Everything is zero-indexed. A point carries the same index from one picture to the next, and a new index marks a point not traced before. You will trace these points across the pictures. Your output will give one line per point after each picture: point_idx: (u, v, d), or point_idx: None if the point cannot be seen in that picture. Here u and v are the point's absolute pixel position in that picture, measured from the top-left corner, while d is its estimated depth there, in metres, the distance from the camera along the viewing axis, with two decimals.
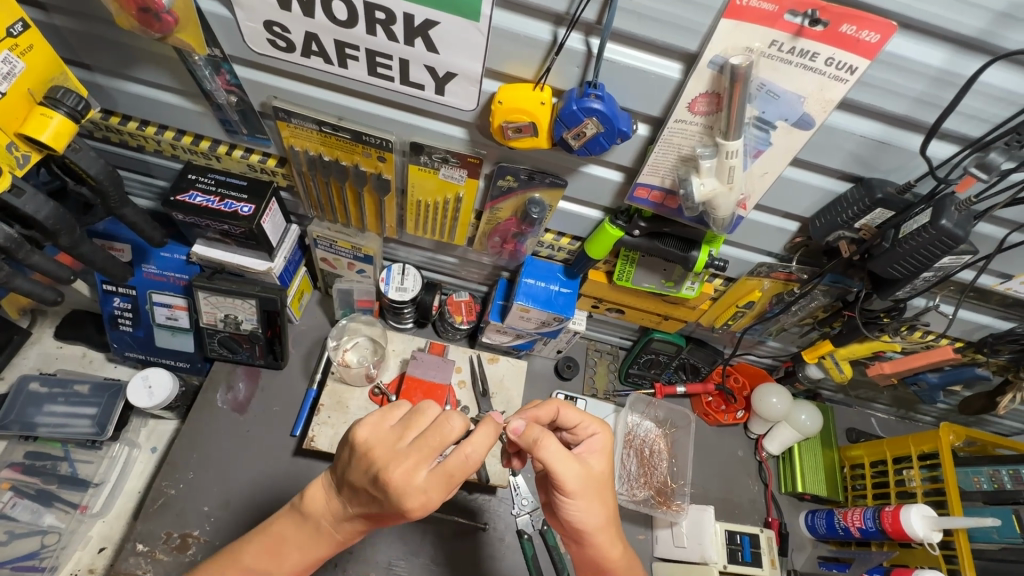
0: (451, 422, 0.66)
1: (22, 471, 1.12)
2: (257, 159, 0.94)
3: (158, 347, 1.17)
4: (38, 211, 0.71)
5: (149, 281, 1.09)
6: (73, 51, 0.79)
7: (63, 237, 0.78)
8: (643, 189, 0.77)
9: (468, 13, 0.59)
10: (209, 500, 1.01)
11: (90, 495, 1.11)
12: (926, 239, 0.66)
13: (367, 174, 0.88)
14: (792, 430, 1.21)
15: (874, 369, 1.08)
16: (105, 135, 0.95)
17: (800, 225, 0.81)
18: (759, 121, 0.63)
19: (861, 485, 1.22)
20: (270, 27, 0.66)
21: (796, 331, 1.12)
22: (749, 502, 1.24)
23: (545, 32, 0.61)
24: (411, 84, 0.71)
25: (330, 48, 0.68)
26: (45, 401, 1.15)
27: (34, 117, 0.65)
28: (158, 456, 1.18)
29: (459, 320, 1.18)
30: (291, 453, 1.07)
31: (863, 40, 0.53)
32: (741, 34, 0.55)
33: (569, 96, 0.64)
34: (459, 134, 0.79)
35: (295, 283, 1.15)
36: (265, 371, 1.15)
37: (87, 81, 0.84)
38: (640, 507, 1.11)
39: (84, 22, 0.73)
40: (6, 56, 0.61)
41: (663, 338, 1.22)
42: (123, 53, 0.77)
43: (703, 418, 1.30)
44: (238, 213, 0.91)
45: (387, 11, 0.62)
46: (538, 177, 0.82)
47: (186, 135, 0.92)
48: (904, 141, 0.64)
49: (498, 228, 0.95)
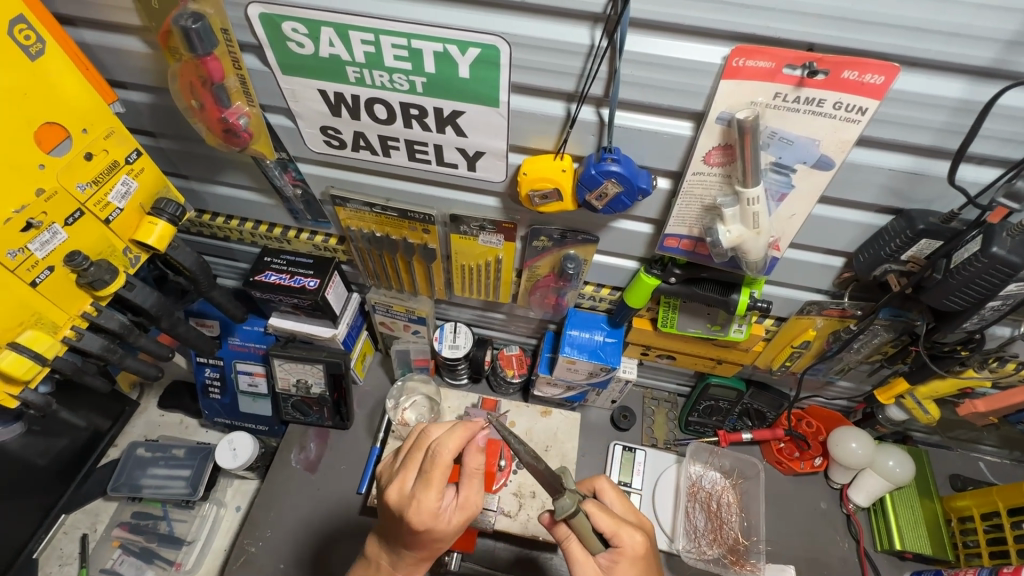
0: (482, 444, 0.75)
1: (129, 530, 1.25)
2: (320, 240, 1.05)
3: (241, 412, 1.29)
4: (145, 300, 0.84)
5: (234, 352, 1.22)
6: (174, 164, 0.95)
7: (164, 320, 0.91)
8: (672, 238, 0.79)
9: (488, 101, 0.67)
10: (284, 558, 1.07)
11: (184, 553, 1.21)
12: (978, 269, 0.62)
13: (415, 245, 0.97)
14: (880, 478, 1.10)
15: (965, 408, 0.98)
16: (198, 230, 1.11)
17: (846, 260, 0.78)
18: (777, 166, 0.64)
19: (974, 542, 1.07)
20: (325, 130, 0.78)
21: (866, 369, 1.05)
22: (840, 562, 1.12)
23: (558, 109, 0.67)
24: (445, 164, 0.79)
25: (374, 142, 0.78)
26: (149, 464, 1.29)
27: (143, 225, 0.80)
28: (241, 515, 1.27)
29: (510, 374, 1.21)
30: (358, 511, 1.12)
31: (868, 82, 0.54)
32: (742, 90, 0.58)
33: (587, 161, 0.68)
34: (493, 204, 0.86)
35: (358, 347, 1.24)
36: (333, 432, 1.23)
37: (184, 188, 1.00)
38: (711, 566, 1.05)
39: (183, 144, 0.89)
40: (124, 179, 0.75)
41: (720, 382, 1.17)
42: (212, 164, 0.92)
43: (776, 466, 1.21)
44: (306, 287, 1.02)
45: (419, 108, 0.70)
46: (570, 236, 0.86)
47: (262, 224, 1.06)
48: (937, 170, 0.62)
49: (538, 285, 0.99)
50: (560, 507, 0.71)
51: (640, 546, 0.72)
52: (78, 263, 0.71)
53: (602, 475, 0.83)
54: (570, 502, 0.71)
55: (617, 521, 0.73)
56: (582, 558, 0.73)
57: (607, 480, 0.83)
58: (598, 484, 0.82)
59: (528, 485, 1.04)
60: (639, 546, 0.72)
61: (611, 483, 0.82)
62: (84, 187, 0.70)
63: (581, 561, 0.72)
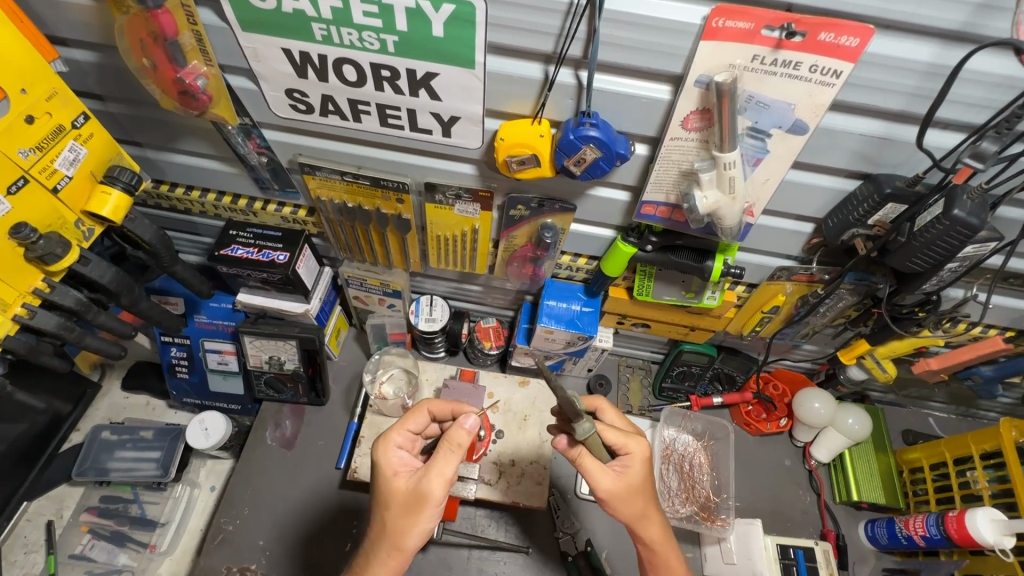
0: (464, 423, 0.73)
1: (98, 514, 1.21)
2: (289, 211, 1.02)
3: (212, 391, 1.26)
4: (102, 276, 0.80)
5: (201, 330, 1.18)
6: (126, 131, 0.89)
7: (123, 297, 0.87)
8: (648, 205, 0.79)
9: (463, 62, 0.65)
10: (263, 534, 1.06)
11: (158, 535, 1.19)
12: (941, 231, 0.65)
13: (388, 216, 0.94)
14: (841, 435, 1.16)
15: (919, 366, 1.03)
16: (156, 202, 1.05)
17: (815, 226, 0.81)
18: (753, 131, 0.65)
19: (922, 490, 1.15)
20: (291, 93, 0.74)
21: (830, 332, 1.09)
22: (802, 514, 1.19)
23: (535, 71, 0.65)
24: (419, 130, 0.76)
25: (344, 106, 0.75)
26: (115, 448, 1.25)
27: (96, 195, 0.75)
28: (216, 494, 1.25)
29: (488, 346, 1.21)
30: (337, 485, 1.12)
31: (844, 45, 0.54)
32: (721, 52, 0.57)
33: (565, 126, 0.67)
34: (469, 171, 0.84)
35: (332, 322, 1.21)
36: (309, 408, 1.21)
37: (139, 156, 0.94)
38: (684, 523, 1.09)
39: (134, 108, 0.83)
40: (71, 145, 0.70)
41: (693, 349, 1.21)
42: (168, 130, 0.86)
43: (744, 428, 1.26)
44: (275, 261, 0.98)
45: (391, 69, 0.68)
46: (548, 204, 0.85)
47: (226, 195, 1.01)
48: (906, 135, 0.64)
49: (515, 255, 0.99)
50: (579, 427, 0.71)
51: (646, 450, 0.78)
52: (25, 236, 0.67)
53: (602, 396, 0.89)
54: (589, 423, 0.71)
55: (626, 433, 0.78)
56: (598, 469, 0.74)
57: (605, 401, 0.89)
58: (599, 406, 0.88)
59: (507, 453, 1.06)
60: (647, 450, 0.78)
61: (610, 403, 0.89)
62: (26, 153, 0.65)
63: (596, 471, 0.74)
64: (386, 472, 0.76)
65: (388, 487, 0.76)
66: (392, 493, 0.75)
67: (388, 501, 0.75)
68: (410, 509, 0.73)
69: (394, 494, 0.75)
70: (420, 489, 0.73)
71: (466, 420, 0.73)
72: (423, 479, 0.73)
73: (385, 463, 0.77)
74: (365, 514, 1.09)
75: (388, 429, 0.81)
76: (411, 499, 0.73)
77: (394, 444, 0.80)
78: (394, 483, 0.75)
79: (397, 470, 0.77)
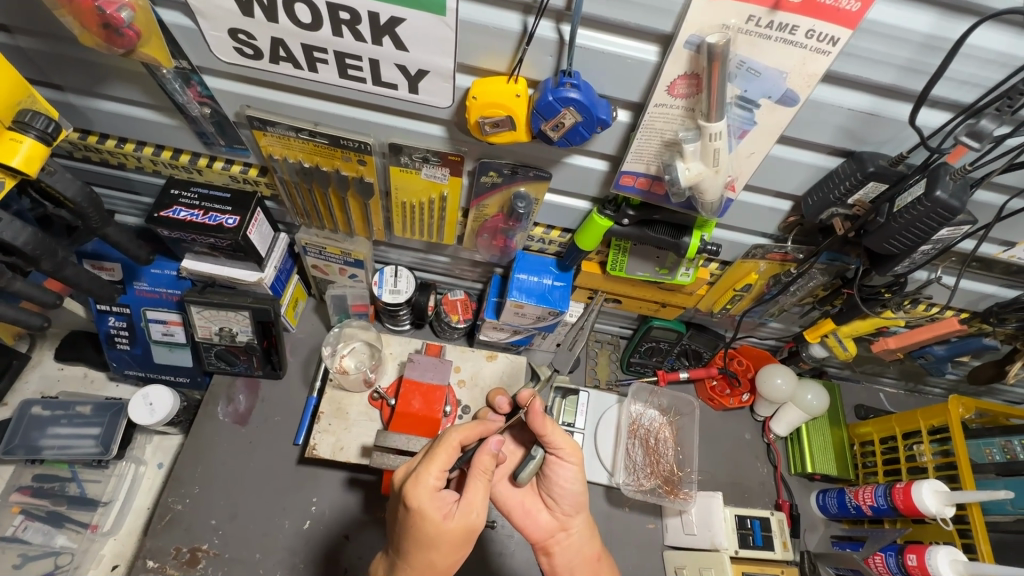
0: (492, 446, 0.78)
1: (31, 494, 1.13)
2: (238, 170, 0.92)
3: (156, 363, 1.17)
4: (16, 237, 0.71)
5: (142, 298, 1.08)
6: (42, 71, 0.77)
7: (45, 261, 0.77)
8: (628, 176, 0.75)
9: (433, 8, 0.58)
10: (216, 513, 1.01)
11: (100, 514, 1.12)
12: (921, 211, 0.64)
13: (349, 179, 0.87)
14: (799, 411, 1.19)
15: (878, 345, 1.05)
16: (84, 155, 0.94)
17: (793, 204, 0.79)
18: (742, 101, 0.61)
19: (872, 462, 1.19)
20: (235, 35, 0.65)
21: (797, 311, 1.10)
22: (759, 485, 1.22)
23: (514, 22, 0.59)
24: (383, 84, 0.69)
25: (297, 53, 0.66)
26: (49, 423, 1.15)
27: (3, 142, 0.65)
28: (165, 472, 1.18)
29: (455, 319, 1.16)
30: (295, 462, 1.07)
31: (843, 9, 0.50)
32: (715, 10, 0.53)
33: (544, 86, 0.62)
34: (439, 132, 0.77)
35: (288, 292, 1.14)
36: (264, 382, 1.14)
37: (60, 102, 0.83)
38: (647, 497, 1.10)
39: (49, 43, 0.72)
40: None
41: (662, 325, 1.20)
42: (92, 72, 0.75)
43: (708, 403, 1.28)
44: (223, 225, 0.90)
45: (350, 11, 0.60)
46: (522, 171, 0.80)
47: (165, 150, 0.91)
48: (893, 111, 0.62)
49: (485, 225, 0.94)
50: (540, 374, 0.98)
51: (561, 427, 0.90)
52: None
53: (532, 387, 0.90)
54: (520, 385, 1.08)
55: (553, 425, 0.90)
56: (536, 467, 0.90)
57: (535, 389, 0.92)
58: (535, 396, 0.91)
59: None
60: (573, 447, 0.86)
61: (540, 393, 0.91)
62: None
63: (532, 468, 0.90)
64: (433, 517, 0.73)
65: (438, 532, 0.74)
66: (444, 536, 0.74)
67: (438, 543, 0.75)
68: (461, 540, 0.76)
69: (446, 537, 0.74)
70: (471, 524, 0.76)
71: (493, 445, 0.78)
72: (471, 513, 0.76)
73: (432, 510, 0.73)
74: (325, 492, 1.05)
75: (422, 473, 0.74)
76: (463, 536, 0.76)
77: (434, 488, 0.74)
78: (446, 527, 0.74)
79: (445, 513, 0.75)
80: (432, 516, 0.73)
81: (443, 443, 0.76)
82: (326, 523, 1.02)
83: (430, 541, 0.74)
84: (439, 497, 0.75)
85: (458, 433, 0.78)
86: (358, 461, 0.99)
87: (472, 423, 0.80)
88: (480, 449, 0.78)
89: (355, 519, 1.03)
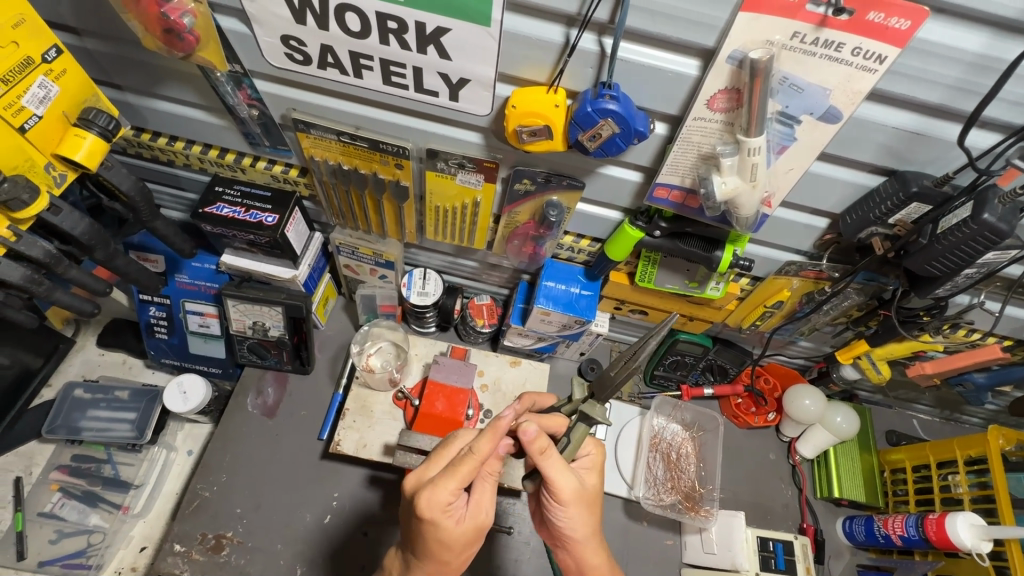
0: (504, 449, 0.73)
1: (69, 473, 1.18)
2: (279, 170, 0.96)
3: (191, 353, 1.21)
4: (75, 227, 0.75)
5: (182, 290, 1.13)
6: (105, 72, 0.82)
7: (98, 251, 0.82)
8: (662, 188, 0.75)
9: (478, 19, 0.59)
10: (241, 502, 1.04)
11: (132, 497, 1.16)
12: (965, 234, 0.63)
13: (386, 182, 0.89)
14: (827, 433, 1.16)
15: (913, 370, 1.01)
16: (137, 151, 0.99)
17: (830, 222, 0.78)
18: (782, 117, 0.61)
19: (903, 490, 1.16)
20: (287, 41, 0.68)
21: (829, 331, 1.08)
22: (782, 508, 1.19)
23: (557, 34, 0.60)
24: (425, 91, 0.71)
25: (344, 59, 0.69)
26: (89, 406, 1.20)
27: (68, 138, 0.69)
28: (193, 459, 1.21)
29: (480, 324, 1.18)
30: (318, 457, 1.10)
31: (892, 27, 0.50)
32: (760, 27, 0.53)
33: (583, 97, 0.63)
34: (476, 139, 0.79)
35: (320, 290, 1.17)
36: (293, 376, 1.17)
37: (119, 101, 0.88)
38: (667, 512, 1.08)
39: (114, 45, 0.76)
40: (41, 81, 0.65)
41: (688, 338, 1.18)
42: (151, 73, 0.79)
43: (732, 420, 1.26)
44: (263, 223, 0.93)
45: (398, 21, 0.62)
46: (555, 180, 0.81)
47: (212, 148, 0.95)
48: (940, 131, 0.60)
49: (516, 232, 0.95)
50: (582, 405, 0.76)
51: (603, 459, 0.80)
52: None
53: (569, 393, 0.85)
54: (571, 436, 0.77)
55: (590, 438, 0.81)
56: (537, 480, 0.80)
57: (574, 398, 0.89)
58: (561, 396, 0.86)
59: None
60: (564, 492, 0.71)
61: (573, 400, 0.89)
62: None
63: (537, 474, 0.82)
64: (443, 524, 0.68)
65: (448, 536, 0.69)
66: (456, 541, 0.69)
67: (449, 546, 0.70)
68: (474, 540, 0.72)
69: (460, 541, 0.70)
70: (482, 522, 0.71)
71: (499, 441, 0.71)
72: (480, 512, 0.71)
73: (447, 519, 0.68)
74: (346, 487, 1.07)
75: (436, 485, 0.67)
76: (476, 537, 0.72)
77: (449, 501, 0.68)
78: (460, 533, 0.69)
79: (458, 517, 0.70)
80: (448, 522, 0.68)
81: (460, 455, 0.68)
82: (346, 519, 1.04)
83: (444, 546, 0.70)
84: (454, 504, 0.69)
85: (472, 444, 0.68)
86: (380, 459, 1.00)
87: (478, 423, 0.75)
88: (485, 442, 0.69)
89: (375, 516, 1.05)
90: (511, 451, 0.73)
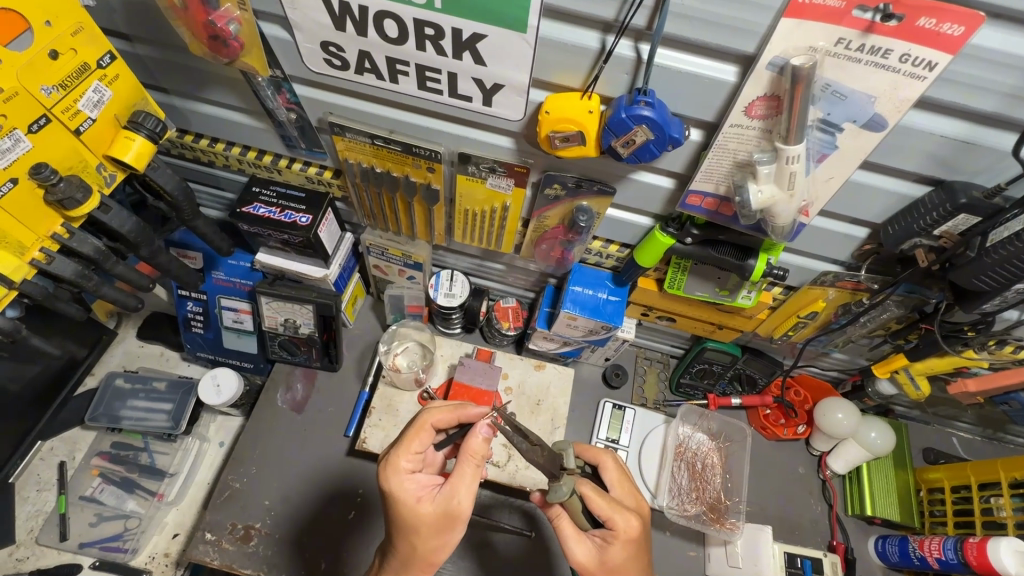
0: (478, 435, 0.72)
1: (109, 459, 1.23)
2: (313, 171, 0.98)
3: (224, 348, 1.25)
4: (123, 225, 0.78)
5: (218, 287, 1.16)
6: (153, 76, 0.85)
7: (143, 248, 0.85)
8: (695, 196, 0.74)
9: (514, 25, 0.59)
10: (269, 495, 1.06)
11: (166, 484, 1.20)
12: (1016, 250, 0.60)
13: (417, 184, 0.90)
14: (860, 448, 1.12)
15: (956, 387, 0.97)
16: (180, 152, 1.02)
17: (870, 231, 0.75)
18: (823, 124, 0.59)
19: (940, 511, 1.11)
20: (326, 47, 0.69)
21: (866, 343, 1.05)
22: (811, 523, 1.16)
23: (593, 40, 0.60)
24: (459, 96, 0.72)
25: (381, 65, 0.70)
26: (128, 396, 1.25)
27: (119, 140, 0.72)
28: (225, 451, 1.25)
29: (505, 326, 1.18)
30: (344, 453, 1.11)
31: (945, 34, 0.48)
32: (803, 33, 0.52)
33: (617, 103, 0.62)
34: (507, 144, 0.79)
35: (349, 289, 1.19)
36: (321, 373, 1.20)
37: (165, 104, 0.91)
38: (691, 523, 1.06)
39: (164, 51, 0.79)
40: (96, 86, 0.68)
41: (716, 347, 1.17)
42: (196, 77, 0.82)
43: (760, 432, 1.23)
44: (297, 223, 0.95)
45: (435, 27, 0.63)
46: (586, 185, 0.81)
47: (250, 150, 0.98)
48: (992, 140, 0.58)
49: (545, 236, 0.95)
50: (554, 490, 0.73)
51: (634, 530, 0.73)
52: (44, 177, 0.64)
53: (607, 454, 0.84)
54: (565, 487, 0.73)
55: (613, 505, 0.74)
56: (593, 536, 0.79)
57: (612, 457, 0.84)
58: (602, 462, 0.83)
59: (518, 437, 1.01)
60: (584, 559, 0.74)
61: (615, 462, 0.83)
62: (49, 90, 0.63)
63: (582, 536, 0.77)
64: (406, 501, 0.73)
65: (413, 515, 0.73)
66: (419, 519, 0.73)
67: (416, 527, 0.74)
68: (444, 525, 0.74)
69: (422, 521, 0.73)
70: (452, 511, 0.73)
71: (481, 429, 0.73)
72: (451, 499, 0.73)
73: (404, 492, 0.74)
74: (371, 484, 1.08)
75: (393, 457, 0.76)
76: (442, 521, 0.73)
77: (407, 470, 0.76)
78: (419, 510, 0.73)
79: (421, 496, 0.74)
80: (406, 496, 0.74)
81: (419, 427, 0.78)
82: (369, 514, 1.05)
83: (408, 524, 0.74)
84: (413, 481, 0.75)
85: (431, 418, 0.79)
86: None
87: (449, 407, 0.80)
88: (468, 434, 0.73)
89: None
90: (487, 433, 0.73)
